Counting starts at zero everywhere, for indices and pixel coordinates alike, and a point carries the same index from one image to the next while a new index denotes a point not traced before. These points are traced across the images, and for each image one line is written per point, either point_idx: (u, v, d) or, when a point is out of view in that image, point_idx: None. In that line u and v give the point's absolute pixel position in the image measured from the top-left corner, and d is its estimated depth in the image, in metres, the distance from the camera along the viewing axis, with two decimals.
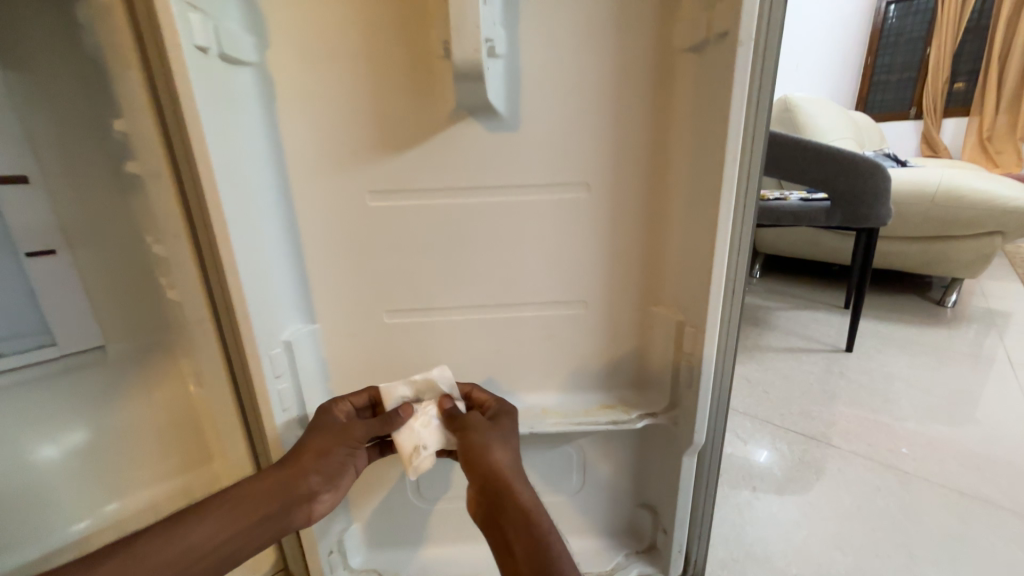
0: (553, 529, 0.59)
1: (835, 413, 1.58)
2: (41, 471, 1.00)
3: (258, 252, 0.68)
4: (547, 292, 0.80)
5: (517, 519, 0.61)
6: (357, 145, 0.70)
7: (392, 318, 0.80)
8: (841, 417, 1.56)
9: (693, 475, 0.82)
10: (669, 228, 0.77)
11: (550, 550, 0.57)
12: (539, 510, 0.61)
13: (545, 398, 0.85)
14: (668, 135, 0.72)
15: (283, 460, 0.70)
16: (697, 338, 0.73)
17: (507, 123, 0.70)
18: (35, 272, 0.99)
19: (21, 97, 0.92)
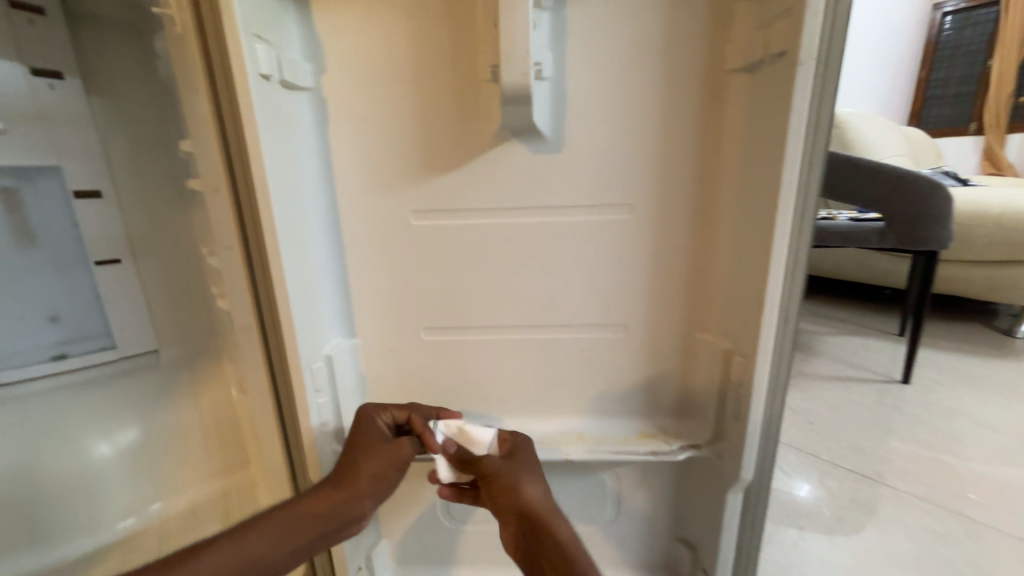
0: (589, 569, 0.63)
1: (891, 450, 1.46)
2: (96, 467, 1.05)
3: (306, 268, 0.70)
4: (586, 313, 0.78)
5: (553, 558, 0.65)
6: (403, 165, 0.72)
7: (430, 336, 0.80)
8: (898, 454, 1.44)
9: (739, 514, 0.77)
10: (717, 253, 0.74)
11: None
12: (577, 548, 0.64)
13: (580, 423, 0.83)
14: (717, 158, 0.70)
15: (335, 480, 0.70)
16: (747, 368, 0.69)
17: (552, 145, 0.70)
18: (102, 279, 1.06)
19: (101, 120, 1.02)
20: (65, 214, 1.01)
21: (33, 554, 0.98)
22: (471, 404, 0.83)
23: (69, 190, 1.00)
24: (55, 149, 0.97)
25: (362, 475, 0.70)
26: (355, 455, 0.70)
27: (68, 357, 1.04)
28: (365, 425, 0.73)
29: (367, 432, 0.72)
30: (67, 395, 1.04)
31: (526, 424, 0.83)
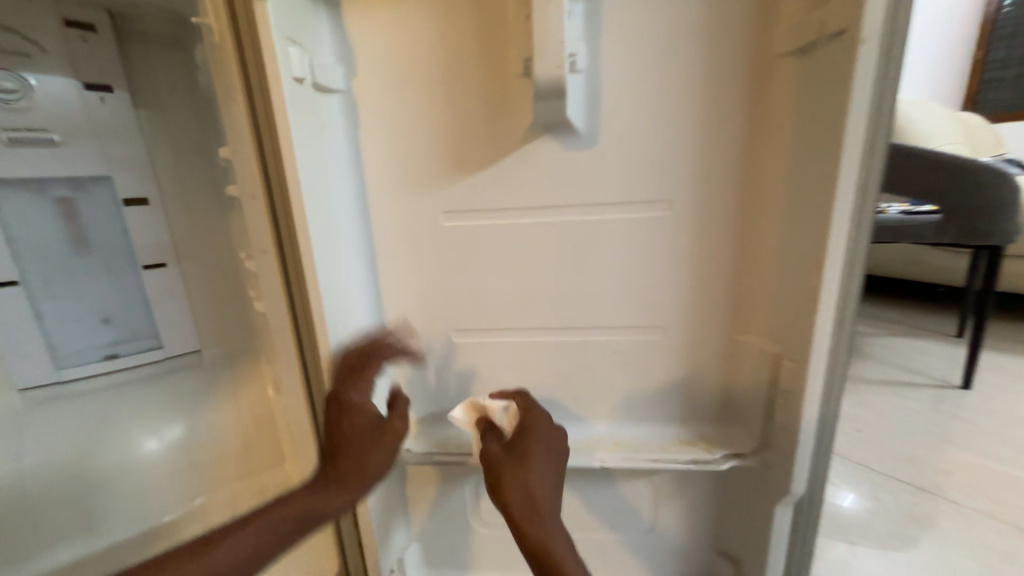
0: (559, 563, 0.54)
1: (952, 461, 1.35)
2: (145, 460, 1.10)
3: (339, 270, 0.71)
4: (621, 315, 0.75)
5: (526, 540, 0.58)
6: (433, 165, 0.71)
7: (460, 338, 0.79)
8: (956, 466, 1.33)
9: (788, 529, 0.72)
10: (762, 250, 0.69)
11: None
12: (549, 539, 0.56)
13: (615, 428, 0.80)
14: (763, 149, 0.66)
15: (335, 480, 0.67)
16: (798, 373, 0.65)
17: (585, 140, 0.68)
18: (149, 281, 1.12)
19: (147, 131, 1.07)
20: (116, 222, 1.07)
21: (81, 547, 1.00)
22: None
23: (119, 198, 1.06)
24: (107, 160, 1.03)
25: (368, 471, 0.67)
26: (355, 451, 0.67)
27: (120, 355, 1.11)
28: (356, 412, 0.68)
29: (360, 421, 0.68)
30: (120, 390, 1.11)
31: (558, 428, 0.81)
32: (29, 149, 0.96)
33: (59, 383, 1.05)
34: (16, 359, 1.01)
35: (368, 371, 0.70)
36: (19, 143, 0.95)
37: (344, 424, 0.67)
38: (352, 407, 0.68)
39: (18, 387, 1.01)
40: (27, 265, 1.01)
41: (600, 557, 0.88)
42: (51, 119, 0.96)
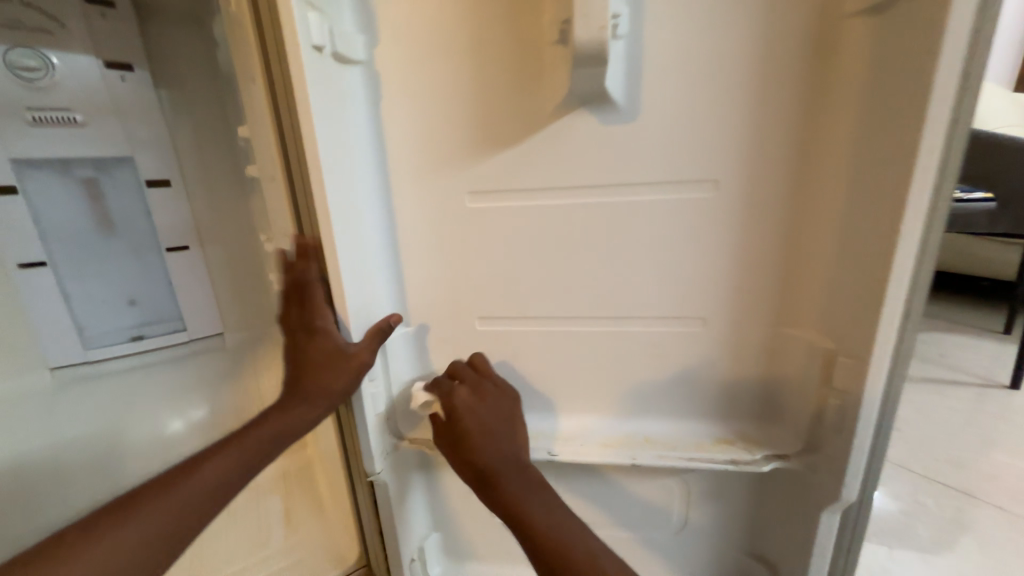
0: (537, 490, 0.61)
1: (999, 465, 1.27)
2: (173, 437, 1.17)
3: (360, 253, 0.68)
4: (658, 305, 0.70)
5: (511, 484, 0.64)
6: (459, 142, 0.67)
7: (484, 325, 0.76)
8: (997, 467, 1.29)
9: (833, 537, 0.68)
10: (818, 235, 0.63)
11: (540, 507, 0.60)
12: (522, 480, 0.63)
13: (648, 424, 0.76)
14: (827, 121, 0.59)
15: (305, 399, 0.68)
16: (857, 372, 0.59)
17: (624, 113, 0.62)
18: (173, 264, 1.12)
19: (168, 110, 1.05)
20: (140, 204, 1.07)
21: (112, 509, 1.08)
22: (526, 399, 0.79)
23: (142, 180, 1.05)
24: (128, 140, 1.02)
25: (336, 394, 0.67)
26: (318, 372, 0.67)
27: (145, 338, 1.12)
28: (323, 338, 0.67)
29: (327, 344, 0.67)
30: (148, 372, 1.14)
31: (585, 422, 0.77)
32: (52, 129, 0.95)
33: (90, 363, 1.08)
34: (47, 339, 1.02)
35: (319, 290, 0.67)
36: (43, 123, 0.94)
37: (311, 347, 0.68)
38: (317, 332, 0.68)
39: (51, 366, 1.04)
40: (53, 247, 1.01)
41: (626, 555, 0.85)
42: (72, 98, 0.95)
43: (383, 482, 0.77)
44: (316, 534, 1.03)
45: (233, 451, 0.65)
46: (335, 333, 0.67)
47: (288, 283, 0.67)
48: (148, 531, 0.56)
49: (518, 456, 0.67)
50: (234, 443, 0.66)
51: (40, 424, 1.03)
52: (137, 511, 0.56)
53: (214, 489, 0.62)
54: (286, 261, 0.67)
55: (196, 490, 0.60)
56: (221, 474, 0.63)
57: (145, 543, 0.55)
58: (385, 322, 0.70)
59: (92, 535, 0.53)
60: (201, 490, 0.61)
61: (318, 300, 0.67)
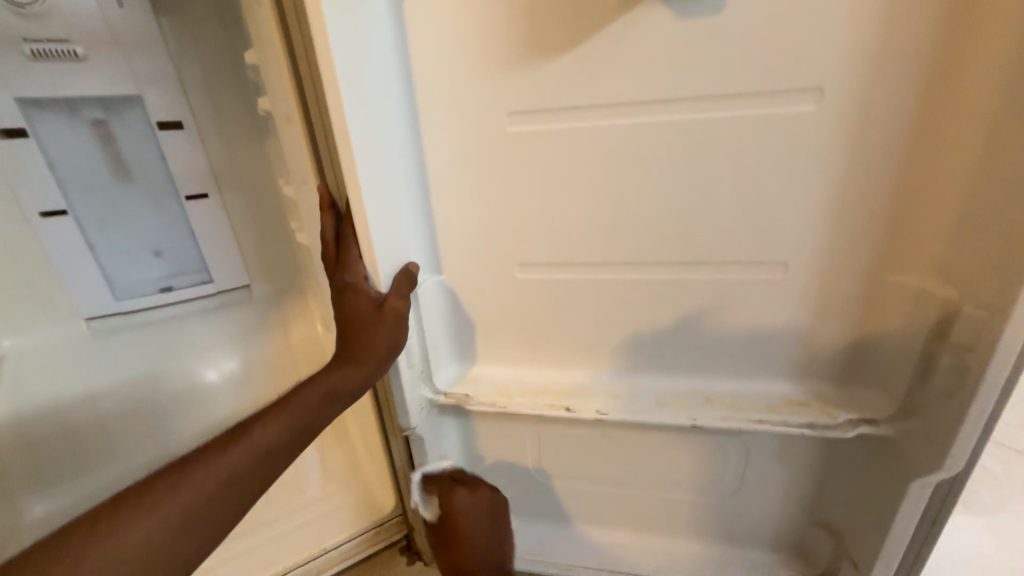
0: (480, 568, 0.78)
1: None
2: (208, 388, 1.16)
3: (385, 191, 0.60)
4: (734, 249, 0.60)
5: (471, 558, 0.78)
6: (498, 51, 0.56)
7: (525, 274, 0.68)
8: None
9: (921, 509, 0.60)
10: (948, 159, 0.51)
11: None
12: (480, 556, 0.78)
13: (708, 384, 0.69)
14: (982, 8, 0.45)
15: (350, 358, 0.63)
16: (986, 328, 0.49)
17: (705, 7, 0.50)
18: (193, 213, 1.06)
19: (169, 38, 0.94)
20: (152, 147, 1.00)
21: (146, 458, 1.07)
22: (571, 353, 0.72)
23: (153, 121, 0.98)
24: (133, 75, 0.93)
25: (376, 351, 0.63)
26: (359, 331, 0.62)
27: (174, 289, 1.10)
28: (353, 292, 0.62)
29: (359, 301, 0.62)
30: (178, 324, 1.13)
31: (636, 381, 0.71)
32: (55, 64, 0.88)
33: (122, 314, 1.08)
34: (78, 288, 1.02)
35: (353, 245, 0.62)
36: (43, 58, 0.87)
37: (346, 304, 0.63)
38: (348, 289, 0.63)
39: (84, 316, 1.04)
40: (72, 194, 0.97)
41: (673, 515, 0.81)
42: (68, 28, 0.87)
43: (418, 436, 0.75)
44: (351, 484, 1.03)
45: (275, 422, 0.61)
46: (366, 288, 0.62)
47: (328, 243, 0.63)
48: (192, 509, 0.53)
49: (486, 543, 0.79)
50: (277, 413, 0.62)
51: (81, 371, 1.05)
52: (180, 487, 0.54)
53: (257, 466, 0.58)
54: (330, 223, 0.63)
55: (244, 460, 0.57)
56: (264, 448, 0.59)
57: (189, 520, 0.53)
58: (406, 269, 0.63)
59: (133, 509, 0.51)
60: (243, 466, 0.57)
61: (349, 255, 0.62)
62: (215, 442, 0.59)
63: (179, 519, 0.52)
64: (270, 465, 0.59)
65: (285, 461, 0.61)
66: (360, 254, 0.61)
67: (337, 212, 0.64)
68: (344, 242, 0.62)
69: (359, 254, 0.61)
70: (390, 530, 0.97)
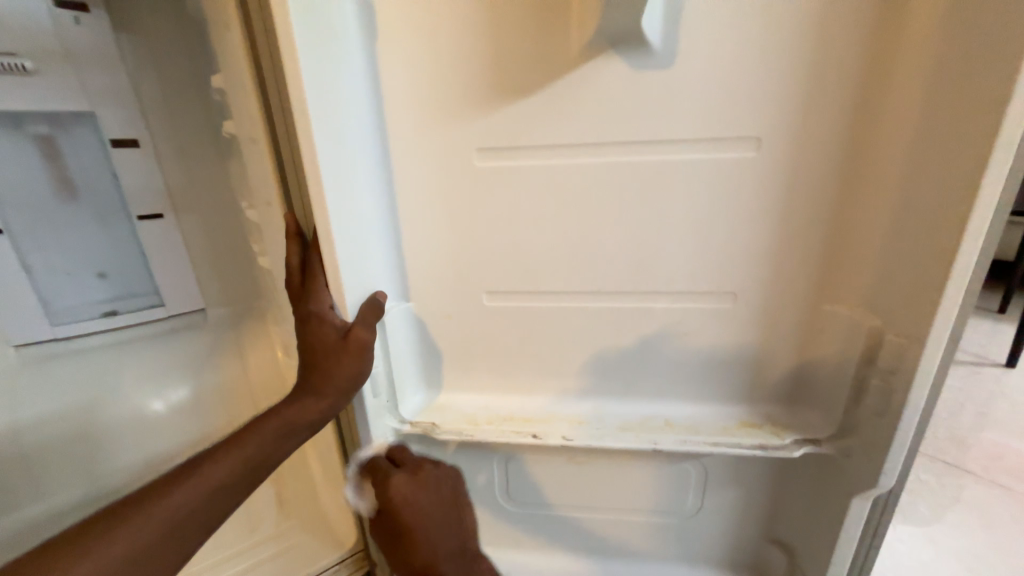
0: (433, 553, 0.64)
1: (983, 442, 1.34)
2: (153, 419, 1.09)
3: (354, 220, 0.60)
4: (687, 280, 0.64)
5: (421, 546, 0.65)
6: (468, 91, 0.58)
7: (493, 302, 0.69)
8: (992, 446, 1.33)
9: (862, 523, 0.64)
10: (867, 202, 0.57)
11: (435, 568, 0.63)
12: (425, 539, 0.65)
13: (667, 408, 0.71)
14: (889, 75, 0.52)
15: (311, 390, 0.62)
16: (907, 353, 0.55)
17: (657, 62, 0.55)
18: (145, 233, 1.02)
19: (130, 57, 0.92)
20: (104, 165, 0.95)
21: (86, 494, 1.02)
22: (538, 379, 0.73)
23: (106, 138, 0.94)
24: (87, 92, 0.90)
25: (339, 381, 0.61)
26: (322, 361, 0.61)
27: (118, 313, 1.03)
28: (318, 322, 0.61)
29: (322, 330, 0.61)
30: (122, 350, 1.06)
31: (601, 406, 0.73)
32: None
33: (56, 341, 0.99)
34: (8, 312, 0.94)
35: (319, 273, 0.61)
36: None
37: (309, 334, 0.62)
38: (312, 318, 0.62)
39: (13, 344, 0.95)
40: (9, 212, 0.91)
41: (638, 538, 0.82)
42: (17, 41, 0.83)
43: None
44: (310, 520, 0.98)
45: (226, 458, 0.58)
46: (332, 317, 0.61)
47: (293, 271, 0.63)
48: (129, 556, 0.49)
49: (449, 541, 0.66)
50: (229, 449, 0.59)
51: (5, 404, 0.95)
52: (118, 532, 0.50)
53: (206, 505, 0.55)
54: (296, 251, 0.63)
55: (191, 501, 0.54)
56: (213, 486, 0.56)
57: (125, 568, 0.49)
58: (374, 299, 0.63)
59: (63, 559, 0.47)
60: (189, 506, 0.54)
61: (315, 283, 0.61)
62: (160, 481, 0.55)
63: (115, 567, 0.48)
64: (220, 505, 0.56)
65: (236, 500, 0.58)
66: (327, 283, 0.61)
67: (304, 240, 0.63)
68: (310, 270, 0.61)
69: (326, 283, 0.61)
70: (350, 568, 0.89)
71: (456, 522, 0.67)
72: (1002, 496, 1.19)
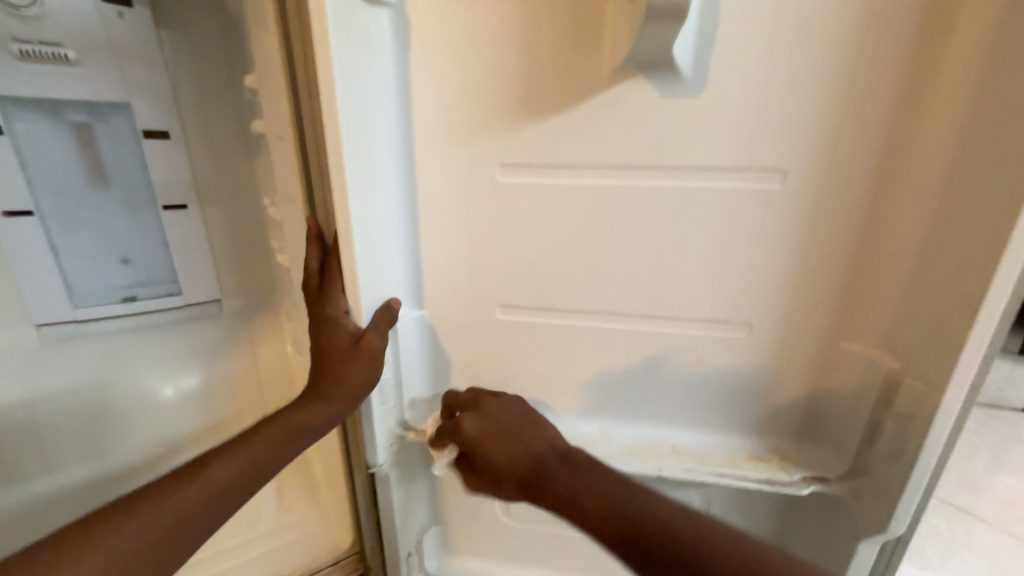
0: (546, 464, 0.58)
1: (998, 489, 1.29)
2: (163, 405, 1.11)
3: (375, 228, 0.61)
4: (702, 307, 0.64)
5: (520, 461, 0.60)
6: (496, 107, 0.59)
7: (505, 315, 0.69)
8: (1005, 492, 1.29)
9: (867, 567, 0.63)
10: (893, 242, 0.56)
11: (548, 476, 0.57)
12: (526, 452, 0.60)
13: (675, 434, 0.71)
14: (924, 116, 0.52)
15: (322, 394, 0.63)
16: (925, 398, 0.54)
17: (685, 90, 0.55)
18: (169, 223, 1.04)
19: (169, 53, 0.95)
20: (135, 155, 0.98)
21: (88, 476, 1.02)
22: (545, 395, 0.73)
23: (140, 129, 0.96)
24: (125, 84, 0.93)
25: (349, 388, 0.63)
26: (335, 365, 0.62)
27: (137, 300, 1.06)
28: (333, 326, 0.63)
29: (337, 333, 0.63)
30: (138, 336, 1.08)
31: (607, 426, 0.72)
32: (45, 65, 0.87)
33: (76, 322, 1.02)
34: (33, 292, 0.97)
35: (337, 279, 0.62)
36: (33, 58, 0.86)
37: (324, 338, 0.63)
38: (328, 321, 0.63)
39: (35, 323, 0.98)
40: (42, 196, 0.94)
41: None
42: (64, 33, 0.86)
43: (384, 475, 0.74)
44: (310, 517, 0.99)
45: (234, 459, 0.59)
46: (346, 322, 0.62)
47: (312, 275, 0.64)
48: (131, 556, 0.49)
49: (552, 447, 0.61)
50: (237, 448, 0.61)
51: (24, 380, 0.98)
52: (126, 524, 0.50)
53: (212, 504, 0.56)
54: (315, 256, 0.64)
55: (199, 497, 0.55)
56: (220, 487, 0.57)
57: (128, 566, 0.49)
58: (387, 306, 0.64)
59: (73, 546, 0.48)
60: (195, 506, 0.54)
61: (332, 289, 0.63)
62: (169, 474, 0.56)
63: (125, 559, 0.49)
64: (224, 504, 0.57)
65: (240, 500, 0.59)
66: (343, 290, 0.62)
67: (323, 245, 0.65)
68: (329, 274, 0.63)
69: (343, 288, 0.62)
70: (344, 569, 0.90)
71: (542, 429, 0.63)
72: (1015, 546, 1.15)
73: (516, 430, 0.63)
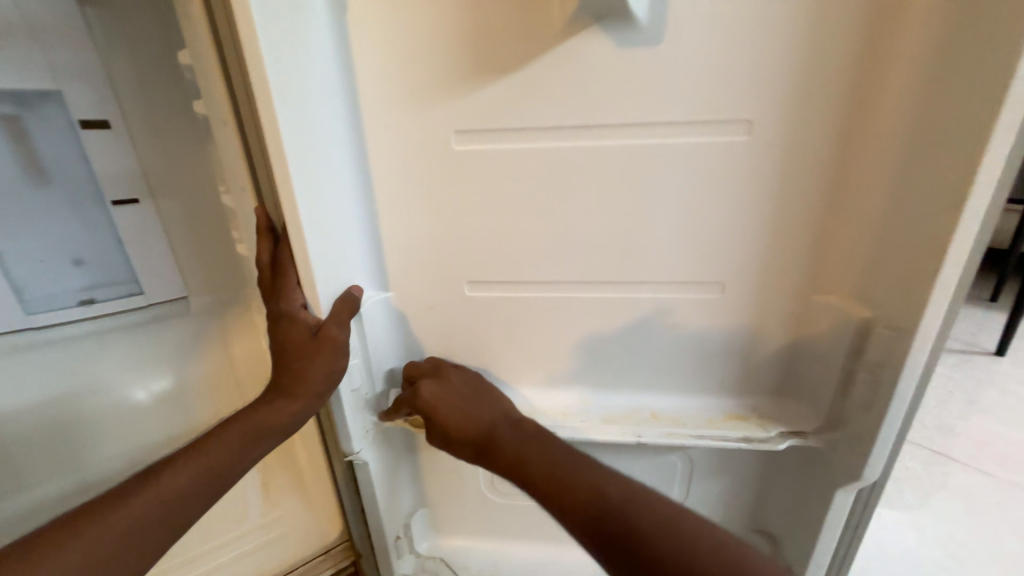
0: (494, 425, 0.63)
1: (967, 430, 1.35)
2: (137, 409, 1.07)
3: (327, 208, 0.58)
4: (676, 270, 0.62)
5: (471, 426, 0.63)
6: (447, 69, 0.55)
7: (475, 292, 0.67)
8: (977, 433, 1.34)
9: (846, 514, 0.64)
10: (861, 192, 0.55)
11: (495, 437, 0.61)
12: (475, 415, 0.64)
13: (653, 399, 0.70)
14: (891, 55, 0.49)
15: (286, 392, 0.61)
16: (895, 345, 0.54)
17: (644, 41, 0.52)
18: (120, 219, 0.97)
19: (96, 28, 0.85)
20: (74, 147, 0.89)
21: (70, 484, 1.01)
22: (522, 371, 0.71)
23: (75, 119, 0.88)
24: (51, 69, 0.84)
25: (312, 383, 0.60)
26: (296, 359, 0.60)
27: (96, 303, 0.99)
28: (290, 322, 0.60)
29: (294, 329, 0.60)
30: (102, 340, 1.03)
31: (586, 397, 0.72)
32: None
33: (33, 330, 0.96)
34: None
35: (290, 271, 0.59)
36: None
37: (281, 334, 0.60)
38: (283, 317, 0.60)
39: None
40: None
41: None
42: None
43: (362, 463, 0.72)
44: None
45: (190, 464, 0.57)
46: (303, 316, 0.59)
47: (264, 268, 0.61)
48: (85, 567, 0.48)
49: (505, 413, 0.65)
50: (193, 455, 0.58)
51: None
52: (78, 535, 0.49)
53: (171, 513, 0.54)
54: (266, 247, 0.61)
55: (155, 506, 0.54)
56: (178, 493, 0.55)
57: None
58: (348, 294, 0.61)
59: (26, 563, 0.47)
60: (152, 514, 0.53)
61: (286, 282, 0.59)
62: (127, 484, 0.55)
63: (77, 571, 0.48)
64: (183, 512, 0.55)
65: (202, 505, 0.57)
66: (299, 282, 0.59)
67: (275, 235, 0.61)
68: (281, 265, 0.59)
69: (298, 282, 0.59)
70: (334, 558, 0.90)
71: (495, 398, 0.67)
72: (986, 483, 1.20)
73: (467, 398, 0.66)
